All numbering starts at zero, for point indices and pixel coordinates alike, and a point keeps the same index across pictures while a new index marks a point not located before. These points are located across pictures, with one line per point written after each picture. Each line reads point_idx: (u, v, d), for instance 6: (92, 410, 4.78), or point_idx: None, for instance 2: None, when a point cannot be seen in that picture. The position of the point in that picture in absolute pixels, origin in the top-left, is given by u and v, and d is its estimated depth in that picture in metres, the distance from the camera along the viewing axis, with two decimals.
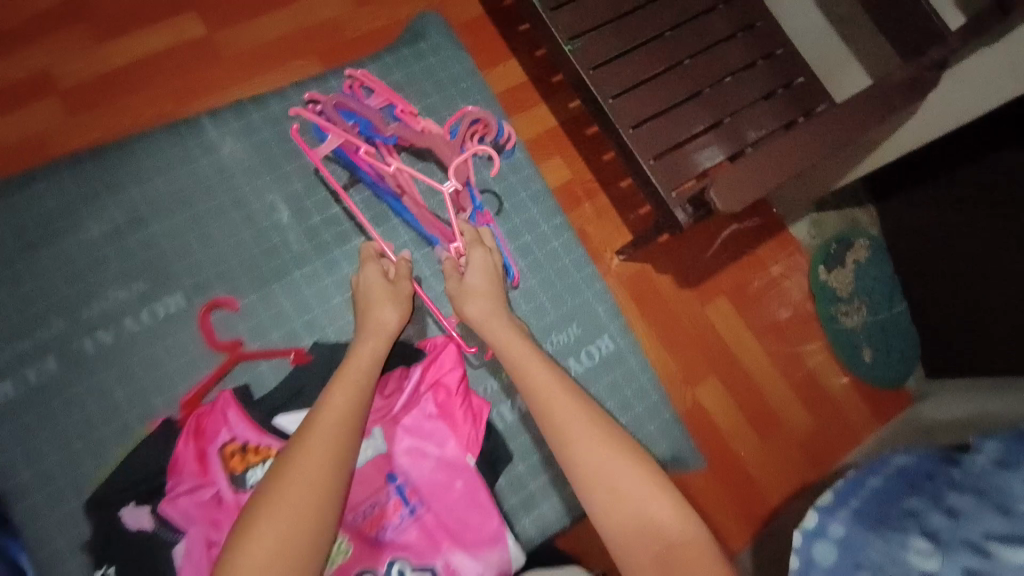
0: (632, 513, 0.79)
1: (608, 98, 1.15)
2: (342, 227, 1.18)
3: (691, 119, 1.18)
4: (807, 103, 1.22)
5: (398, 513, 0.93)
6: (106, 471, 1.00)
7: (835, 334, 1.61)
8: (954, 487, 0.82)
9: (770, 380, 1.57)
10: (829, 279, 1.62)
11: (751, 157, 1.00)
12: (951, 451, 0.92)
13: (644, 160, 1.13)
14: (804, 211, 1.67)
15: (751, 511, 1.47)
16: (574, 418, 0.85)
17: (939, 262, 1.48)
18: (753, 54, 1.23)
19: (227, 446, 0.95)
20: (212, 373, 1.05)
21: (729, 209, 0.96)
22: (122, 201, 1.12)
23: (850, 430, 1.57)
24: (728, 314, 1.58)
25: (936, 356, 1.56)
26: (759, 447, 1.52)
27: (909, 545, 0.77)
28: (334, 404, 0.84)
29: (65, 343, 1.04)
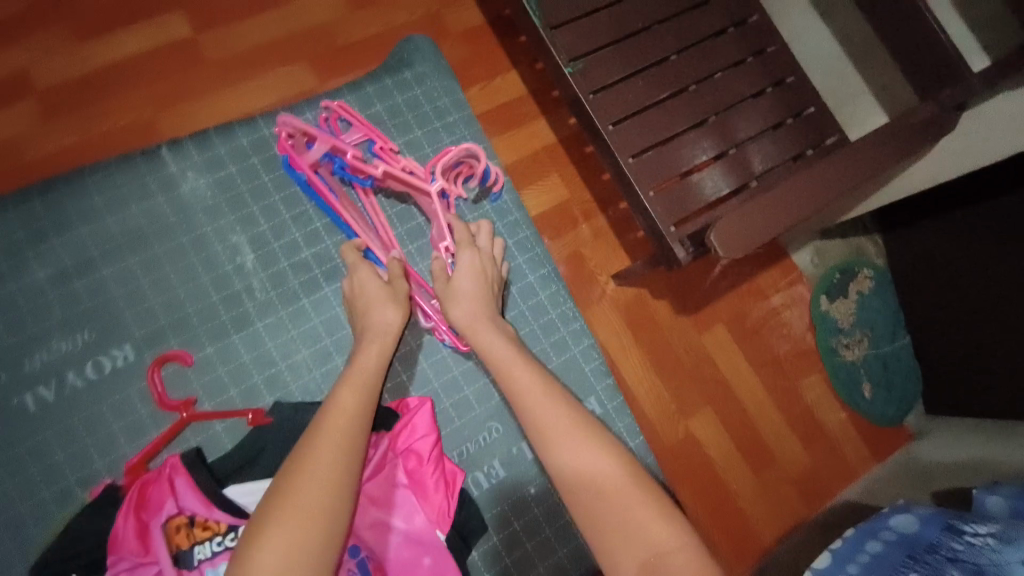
0: (615, 517, 0.71)
1: (608, 125, 1.10)
2: (311, 274, 1.03)
3: (695, 147, 1.12)
4: (815, 135, 1.17)
5: None
6: (46, 537, 0.86)
7: (835, 367, 1.56)
8: (955, 563, 0.77)
9: (767, 413, 1.52)
10: (830, 309, 1.58)
11: (760, 198, 0.94)
12: (954, 516, 0.88)
13: (643, 192, 1.08)
14: (807, 239, 1.63)
15: (746, 549, 1.41)
16: (556, 419, 0.79)
17: (944, 300, 1.43)
18: (763, 80, 1.18)
19: (174, 520, 0.81)
20: (157, 445, 0.90)
21: (731, 255, 0.90)
22: (70, 242, 0.96)
23: (847, 465, 1.52)
24: (726, 343, 1.53)
25: (935, 392, 1.51)
26: (754, 483, 1.47)
27: None
28: (341, 403, 0.80)
29: (4, 398, 0.89)
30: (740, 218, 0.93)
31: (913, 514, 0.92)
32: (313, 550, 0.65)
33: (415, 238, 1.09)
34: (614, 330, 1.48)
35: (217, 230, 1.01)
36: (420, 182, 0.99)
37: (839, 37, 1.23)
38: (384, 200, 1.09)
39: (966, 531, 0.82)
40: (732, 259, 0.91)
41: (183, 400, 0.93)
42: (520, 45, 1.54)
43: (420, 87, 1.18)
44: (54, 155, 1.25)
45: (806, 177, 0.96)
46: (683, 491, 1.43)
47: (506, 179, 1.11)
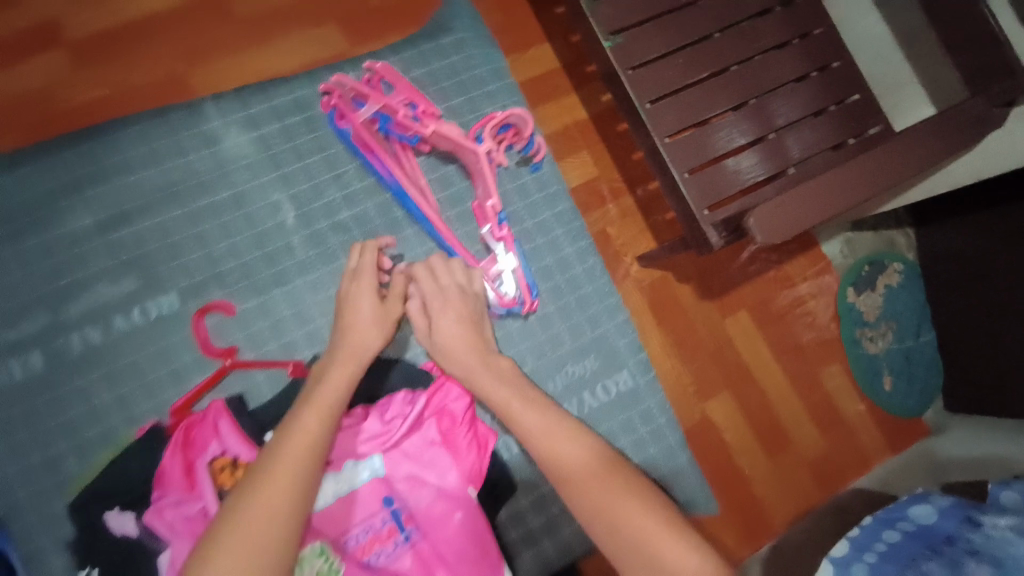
0: (640, 552, 0.69)
1: (646, 102, 1.07)
2: (350, 235, 1.02)
3: (732, 131, 1.08)
4: (858, 125, 1.12)
5: (392, 541, 0.84)
6: (87, 476, 0.88)
7: (857, 359, 1.55)
8: (973, 555, 0.79)
9: (785, 400, 1.52)
10: (856, 301, 1.56)
11: (798, 188, 0.92)
12: (972, 507, 0.87)
13: (678, 173, 1.06)
14: (837, 230, 1.61)
15: (755, 532, 1.43)
16: (572, 457, 0.77)
17: (974, 300, 1.40)
18: (805, 65, 1.13)
19: (217, 461, 0.84)
20: (200, 391, 0.91)
21: (769, 240, 0.89)
22: (117, 190, 0.97)
23: (862, 454, 1.52)
24: (748, 329, 1.53)
25: (956, 390, 1.49)
26: (767, 467, 1.48)
27: None
28: (308, 423, 0.74)
29: (49, 339, 0.91)
30: (776, 208, 0.91)
31: (933, 504, 0.92)
32: None
33: (455, 206, 1.07)
34: (638, 310, 1.48)
35: (260, 186, 1.01)
36: (465, 141, 0.93)
37: (892, 22, 1.18)
38: (426, 162, 1.06)
39: (984, 522, 0.83)
40: (768, 244, 0.90)
41: (226, 349, 0.94)
42: (556, 17, 1.52)
43: (458, 54, 1.16)
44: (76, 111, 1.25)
45: (845, 169, 0.93)
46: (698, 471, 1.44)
47: (548, 150, 1.07)
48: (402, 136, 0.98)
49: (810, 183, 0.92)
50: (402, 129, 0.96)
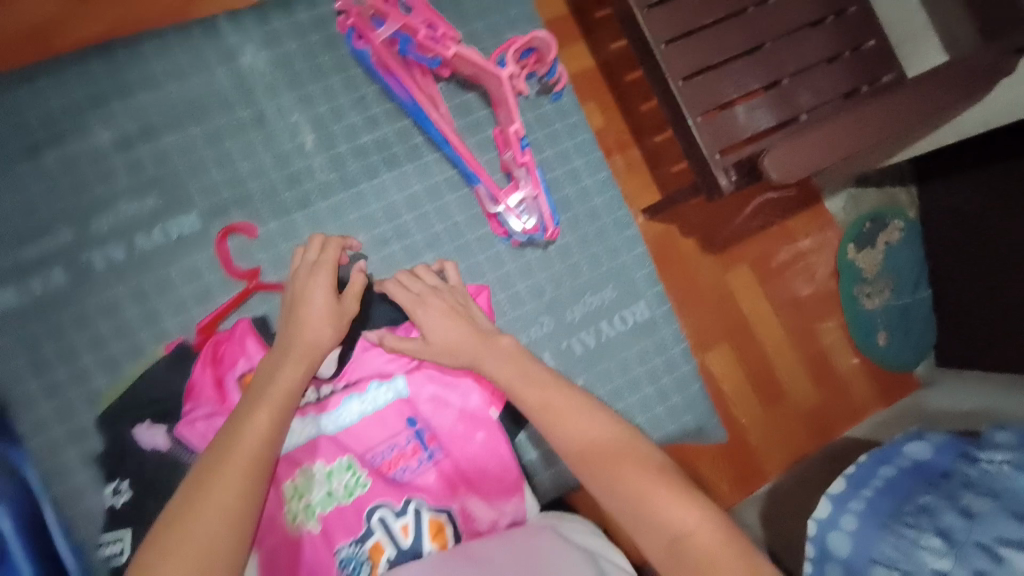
0: (652, 522, 0.67)
1: (660, 44, 1.04)
2: (370, 160, 1.00)
3: (744, 77, 1.05)
4: (875, 71, 1.08)
5: (416, 458, 0.84)
6: (116, 389, 0.89)
7: (854, 314, 1.57)
8: (969, 487, 0.84)
9: (783, 353, 1.55)
10: (857, 258, 1.57)
11: (813, 131, 0.91)
12: (967, 444, 0.91)
13: (692, 117, 1.04)
14: (843, 185, 1.59)
15: (748, 477, 1.48)
16: (580, 430, 0.73)
17: (977, 256, 1.41)
18: (822, 10, 1.08)
19: (245, 377, 0.84)
20: (227, 307, 0.92)
21: (782, 180, 0.88)
22: (133, 108, 0.95)
23: (853, 407, 1.57)
24: (750, 283, 1.55)
25: (950, 346, 1.52)
26: (762, 416, 1.52)
27: (922, 544, 0.81)
28: (255, 428, 0.70)
29: (73, 256, 0.91)
30: (796, 146, 0.90)
31: (928, 441, 0.96)
32: None
33: (476, 133, 1.04)
34: None
35: (280, 108, 0.98)
36: (488, 65, 0.90)
37: None
38: (447, 88, 1.03)
39: (980, 457, 0.87)
40: (781, 183, 0.89)
41: (249, 270, 0.94)
42: None
43: None
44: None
45: (855, 115, 0.91)
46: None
47: (570, 79, 1.05)
48: (422, 59, 0.94)
49: (825, 126, 0.91)
50: (422, 52, 0.92)
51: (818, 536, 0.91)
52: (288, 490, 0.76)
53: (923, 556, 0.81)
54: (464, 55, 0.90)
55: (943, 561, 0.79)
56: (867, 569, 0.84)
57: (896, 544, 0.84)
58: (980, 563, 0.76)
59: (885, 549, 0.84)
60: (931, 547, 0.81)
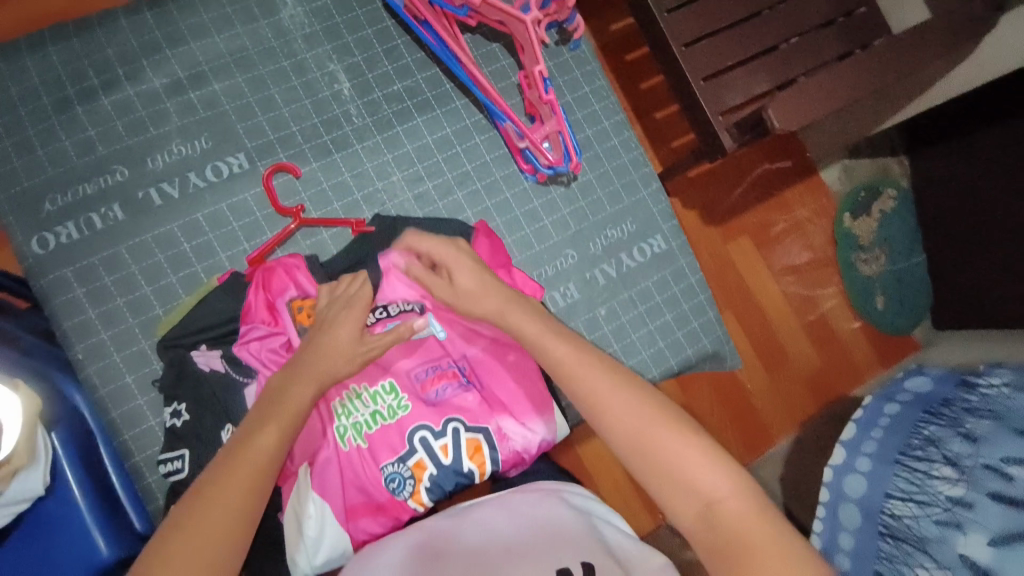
0: (682, 498, 0.47)
1: (664, 11, 0.99)
2: None
3: (749, 42, 1.01)
4: (867, 35, 1.04)
5: (446, 380, 0.67)
6: None
7: (852, 281, 1.52)
8: (971, 413, 0.87)
9: (783, 318, 1.51)
10: (852, 226, 1.52)
11: (807, 80, 0.90)
12: (965, 375, 0.97)
13: (694, 81, 1.00)
14: (836, 156, 1.54)
15: (755, 442, 1.44)
16: (606, 403, 0.52)
17: (964, 223, 1.33)
18: None
19: None
20: (273, 242, 0.67)
21: (785, 128, 0.87)
22: None
23: (853, 368, 1.54)
24: (750, 254, 1.50)
25: (945, 311, 1.46)
26: (766, 383, 1.48)
27: (935, 474, 0.84)
28: (258, 445, 0.49)
29: None
30: (797, 95, 0.89)
31: (928, 376, 1.03)
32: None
33: (490, 61, 0.78)
34: None
35: None
36: None
37: None
38: None
39: (979, 384, 0.92)
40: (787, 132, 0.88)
41: None
42: None
43: None
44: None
45: (853, 62, 0.91)
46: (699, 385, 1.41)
47: None
48: None
49: (821, 74, 0.90)
50: None
51: (833, 482, 0.96)
52: (336, 407, 0.65)
53: (935, 486, 0.82)
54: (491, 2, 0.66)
55: (955, 488, 0.80)
56: (882, 504, 0.88)
57: (910, 478, 0.87)
58: (992, 485, 0.76)
59: (899, 483, 0.88)
60: (942, 477, 0.82)
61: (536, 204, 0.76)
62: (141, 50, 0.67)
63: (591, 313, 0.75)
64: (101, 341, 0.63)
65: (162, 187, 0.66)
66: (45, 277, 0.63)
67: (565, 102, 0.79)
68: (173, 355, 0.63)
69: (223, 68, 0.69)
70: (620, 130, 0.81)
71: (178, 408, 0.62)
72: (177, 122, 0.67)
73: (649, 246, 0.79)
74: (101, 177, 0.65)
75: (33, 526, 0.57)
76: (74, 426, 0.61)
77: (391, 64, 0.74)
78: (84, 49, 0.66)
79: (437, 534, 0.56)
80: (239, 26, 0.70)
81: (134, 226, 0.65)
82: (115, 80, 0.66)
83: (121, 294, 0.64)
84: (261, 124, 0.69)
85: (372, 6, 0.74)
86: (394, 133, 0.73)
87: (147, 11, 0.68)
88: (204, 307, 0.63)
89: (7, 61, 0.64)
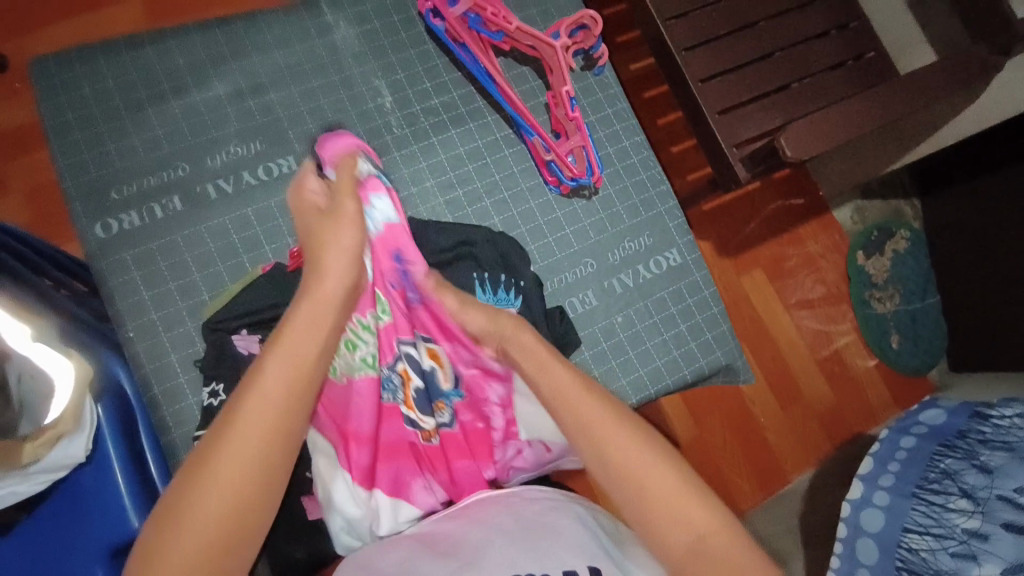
0: (679, 534, 0.45)
1: (680, 50, 1.03)
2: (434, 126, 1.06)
3: (762, 80, 1.04)
4: (873, 80, 1.08)
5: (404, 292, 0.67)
6: None
7: (865, 319, 1.45)
8: (985, 444, 0.85)
9: (794, 349, 1.42)
10: (865, 264, 1.46)
11: (824, 110, 0.86)
12: (977, 405, 0.93)
13: (710, 113, 1.02)
14: (848, 196, 1.49)
15: (768, 480, 1.33)
16: (610, 438, 0.48)
17: (981, 264, 1.30)
18: (826, 22, 1.08)
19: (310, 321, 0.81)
20: None
21: (797, 157, 0.84)
22: None
23: (870, 410, 1.42)
24: (763, 288, 1.43)
25: (962, 354, 1.40)
26: (780, 419, 1.37)
27: (952, 506, 0.80)
28: (266, 398, 0.44)
29: None
30: (808, 126, 0.86)
31: (940, 407, 0.96)
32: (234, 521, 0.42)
33: (520, 83, 0.84)
34: None
35: None
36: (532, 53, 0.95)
37: None
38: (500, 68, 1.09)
39: (992, 414, 0.89)
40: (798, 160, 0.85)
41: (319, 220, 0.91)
42: None
43: None
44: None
45: (874, 92, 0.87)
46: (711, 418, 1.33)
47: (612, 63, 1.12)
48: None
49: (842, 104, 0.87)
50: None
51: (850, 517, 0.90)
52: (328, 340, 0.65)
53: (951, 518, 0.79)
54: (527, 30, 0.78)
55: (972, 519, 0.77)
56: (899, 538, 0.83)
57: (926, 511, 0.82)
58: (1007, 515, 0.75)
59: (916, 517, 0.83)
60: (959, 509, 0.79)
61: (558, 214, 0.82)
62: (209, 61, 0.76)
63: (608, 320, 0.81)
64: (150, 320, 0.69)
65: (219, 182, 0.74)
66: (106, 259, 0.69)
67: (589, 121, 0.86)
68: (217, 336, 0.68)
69: (280, 80, 0.78)
70: (639, 150, 0.87)
71: (216, 389, 0.66)
72: (236, 126, 0.76)
73: (665, 259, 0.85)
74: (164, 172, 0.73)
75: (75, 492, 0.61)
76: (118, 399, 0.66)
77: (430, 82, 0.82)
78: (157, 58, 0.75)
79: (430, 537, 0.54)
80: (295, 43, 0.79)
81: (193, 216, 0.72)
82: (184, 87, 0.75)
83: (173, 278, 0.71)
84: (310, 131, 0.77)
85: (415, 30, 0.83)
86: (430, 142, 0.81)
87: (217, 28, 0.78)
88: (246, 293, 0.69)
89: (86, 64, 0.73)
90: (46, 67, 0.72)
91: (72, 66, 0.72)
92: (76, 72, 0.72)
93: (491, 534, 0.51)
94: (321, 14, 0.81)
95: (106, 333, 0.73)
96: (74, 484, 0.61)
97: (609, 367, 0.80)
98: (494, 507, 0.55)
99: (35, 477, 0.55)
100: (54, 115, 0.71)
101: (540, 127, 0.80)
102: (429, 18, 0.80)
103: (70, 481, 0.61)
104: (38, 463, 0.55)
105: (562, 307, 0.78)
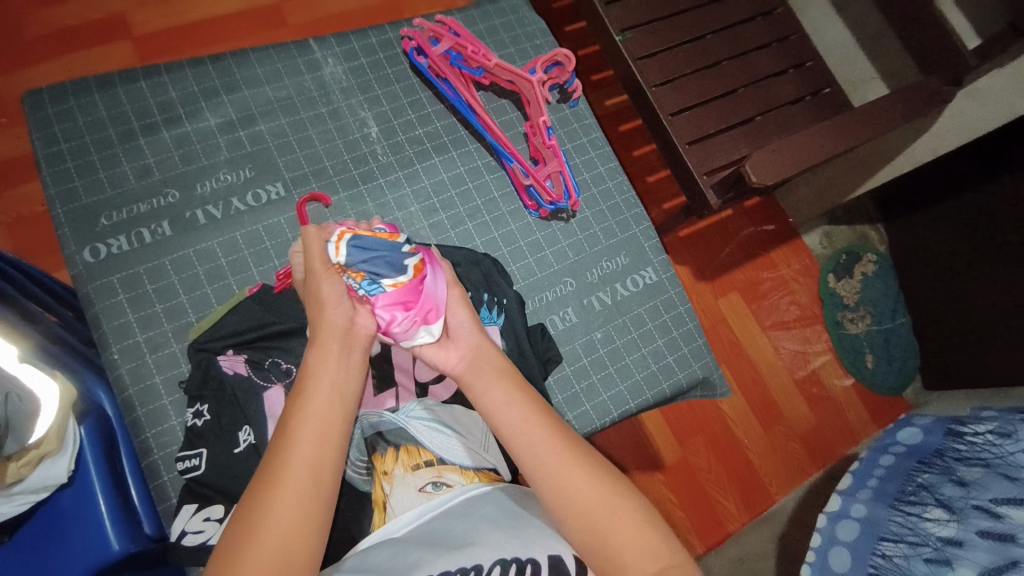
0: (640, 558, 0.46)
1: (650, 86, 1.08)
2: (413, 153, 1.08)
3: (727, 113, 1.11)
4: (829, 114, 1.16)
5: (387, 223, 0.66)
6: None
7: (839, 339, 1.48)
8: (961, 460, 0.86)
9: (773, 370, 1.44)
10: (836, 286, 1.51)
11: (791, 136, 0.89)
12: (953, 422, 0.96)
13: (680, 143, 1.06)
14: (816, 222, 1.56)
15: (754, 499, 1.33)
16: (563, 480, 0.50)
17: (946, 283, 1.36)
18: (784, 62, 1.16)
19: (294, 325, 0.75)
20: None
21: (764, 181, 0.87)
22: None
23: (849, 430, 1.44)
24: (740, 310, 1.46)
25: (935, 372, 1.45)
26: (763, 437, 1.39)
27: (926, 516, 0.81)
28: (291, 430, 0.48)
29: None
30: (775, 152, 0.88)
31: (917, 426, 1.00)
32: (279, 547, 0.43)
33: (500, 114, 0.89)
34: None
35: None
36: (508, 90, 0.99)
37: (854, 25, 1.18)
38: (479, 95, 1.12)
39: (967, 430, 0.90)
40: (766, 184, 0.87)
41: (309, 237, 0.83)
42: None
43: None
44: (8, 13, 1.06)
45: (836, 120, 0.91)
46: (694, 441, 1.34)
47: None
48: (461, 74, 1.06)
49: (806, 130, 0.90)
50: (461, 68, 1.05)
51: (826, 527, 0.91)
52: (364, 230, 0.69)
53: (926, 527, 0.80)
54: (505, 66, 0.84)
55: (947, 527, 0.78)
56: (874, 547, 0.84)
57: (903, 521, 0.83)
58: (981, 523, 0.75)
59: (892, 526, 0.84)
60: (934, 519, 0.80)
61: (538, 236, 0.86)
62: (201, 94, 0.80)
63: (588, 336, 0.84)
64: (136, 343, 0.70)
65: (207, 209, 0.76)
66: (93, 284, 0.70)
67: (565, 149, 0.90)
68: (201, 357, 0.69)
69: (270, 112, 0.82)
70: (614, 175, 0.92)
71: (200, 409, 0.68)
72: (226, 155, 0.79)
73: (642, 277, 0.89)
74: (154, 199, 0.75)
75: (54, 515, 0.61)
76: (100, 421, 0.66)
77: (414, 113, 0.87)
78: (150, 92, 0.78)
79: (421, 534, 0.53)
80: (286, 78, 0.84)
81: (181, 240, 0.74)
82: (176, 118, 0.78)
83: (160, 301, 0.72)
84: (298, 159, 0.81)
85: (400, 66, 0.88)
86: (414, 169, 0.84)
87: (210, 64, 0.82)
88: (234, 313, 0.71)
89: (80, 97, 0.76)
90: (39, 99, 0.74)
91: (66, 98, 0.75)
92: (70, 104, 0.75)
93: (478, 522, 0.52)
94: (310, 51, 0.86)
95: (91, 360, 0.75)
96: (53, 508, 0.61)
97: (591, 382, 0.82)
98: (482, 499, 0.56)
99: (18, 498, 0.55)
100: (45, 144, 0.73)
101: (519, 155, 0.84)
102: (413, 55, 0.86)
103: (51, 504, 0.61)
104: (21, 484, 0.55)
105: (543, 323, 0.81)
